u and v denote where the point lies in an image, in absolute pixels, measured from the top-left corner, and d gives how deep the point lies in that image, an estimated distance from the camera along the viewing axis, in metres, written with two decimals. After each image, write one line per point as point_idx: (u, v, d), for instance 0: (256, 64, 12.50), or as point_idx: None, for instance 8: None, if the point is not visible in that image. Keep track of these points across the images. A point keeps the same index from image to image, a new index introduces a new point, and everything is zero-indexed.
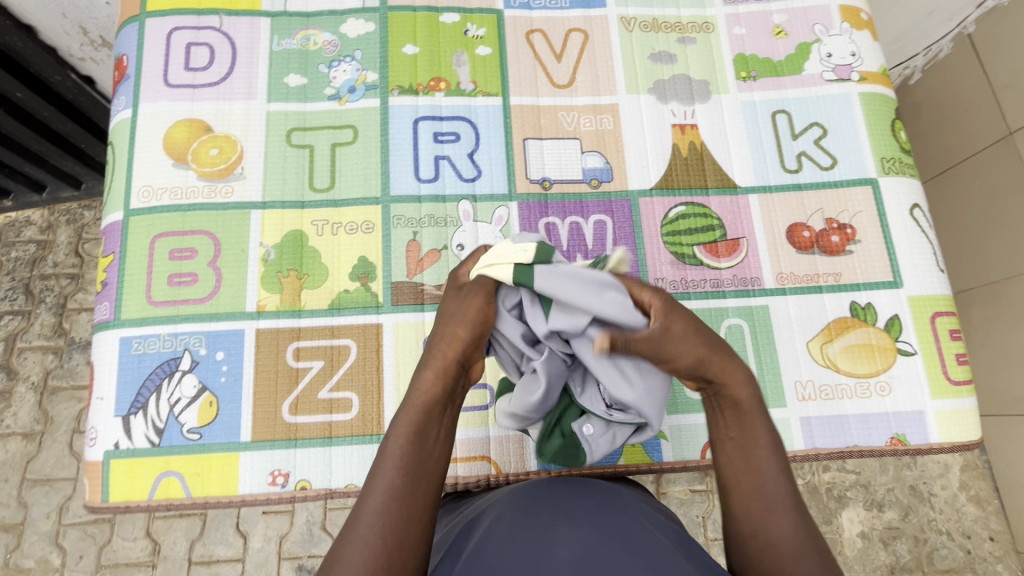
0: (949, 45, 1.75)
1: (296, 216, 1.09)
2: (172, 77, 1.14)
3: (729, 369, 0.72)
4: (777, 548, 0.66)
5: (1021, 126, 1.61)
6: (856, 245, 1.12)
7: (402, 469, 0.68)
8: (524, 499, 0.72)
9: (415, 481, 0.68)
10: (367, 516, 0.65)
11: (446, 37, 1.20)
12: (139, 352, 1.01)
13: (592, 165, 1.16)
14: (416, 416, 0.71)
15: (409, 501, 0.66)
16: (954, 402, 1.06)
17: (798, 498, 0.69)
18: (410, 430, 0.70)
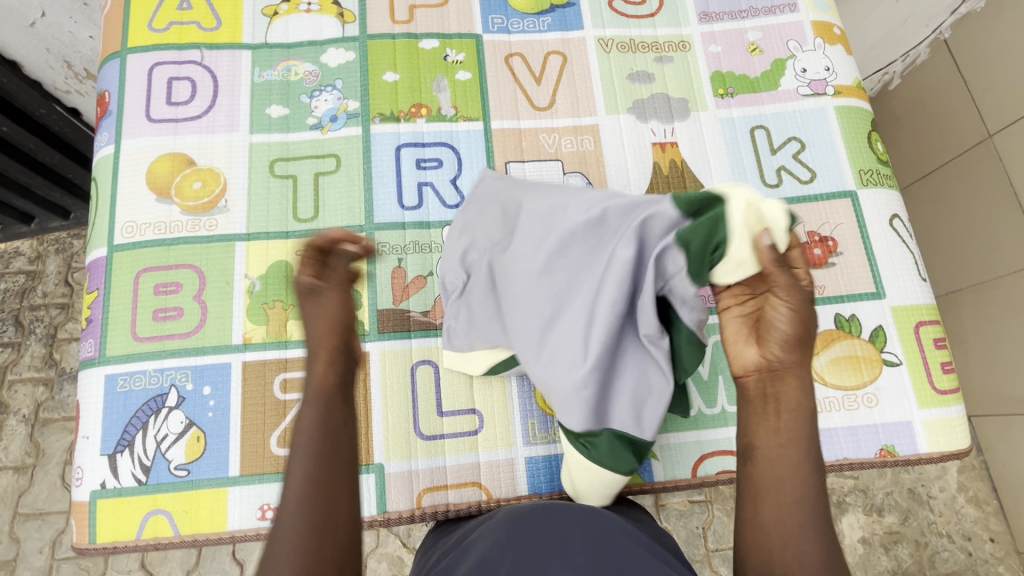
0: (926, 51, 1.78)
1: (281, 246, 1.09)
2: (154, 112, 1.14)
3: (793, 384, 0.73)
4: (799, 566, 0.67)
5: (1000, 129, 1.63)
6: (839, 257, 1.13)
7: (306, 446, 0.74)
8: (507, 532, 0.71)
9: (322, 456, 0.73)
10: (289, 498, 0.70)
11: (426, 64, 1.21)
12: (125, 389, 1.01)
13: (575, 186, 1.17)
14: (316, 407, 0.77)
15: (319, 477, 0.72)
16: (941, 411, 1.06)
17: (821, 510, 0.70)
18: (310, 416, 0.76)
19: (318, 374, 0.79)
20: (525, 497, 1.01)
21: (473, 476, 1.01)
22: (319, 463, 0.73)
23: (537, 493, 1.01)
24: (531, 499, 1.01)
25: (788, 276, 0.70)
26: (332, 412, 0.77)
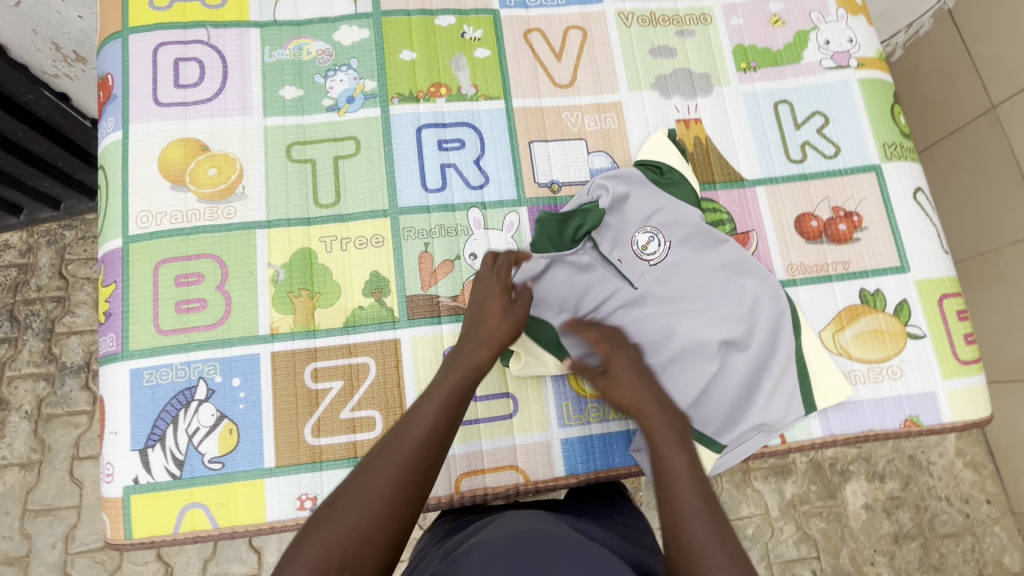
0: (929, 21, 1.77)
1: (303, 233, 1.07)
2: (162, 95, 1.10)
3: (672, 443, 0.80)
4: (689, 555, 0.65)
5: (1004, 100, 1.63)
6: (864, 232, 1.13)
7: (408, 433, 0.72)
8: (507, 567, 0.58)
9: (436, 444, 0.73)
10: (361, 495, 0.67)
11: (443, 41, 1.17)
12: (152, 384, 0.99)
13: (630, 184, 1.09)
14: (437, 396, 0.78)
15: (404, 483, 0.68)
16: (963, 381, 1.08)
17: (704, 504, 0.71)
18: (437, 397, 0.77)
19: (492, 323, 0.89)
20: (562, 478, 1.01)
21: (510, 459, 1.01)
22: (386, 452, 0.71)
23: (574, 473, 1.02)
24: (568, 480, 1.02)
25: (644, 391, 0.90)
26: (451, 417, 0.76)
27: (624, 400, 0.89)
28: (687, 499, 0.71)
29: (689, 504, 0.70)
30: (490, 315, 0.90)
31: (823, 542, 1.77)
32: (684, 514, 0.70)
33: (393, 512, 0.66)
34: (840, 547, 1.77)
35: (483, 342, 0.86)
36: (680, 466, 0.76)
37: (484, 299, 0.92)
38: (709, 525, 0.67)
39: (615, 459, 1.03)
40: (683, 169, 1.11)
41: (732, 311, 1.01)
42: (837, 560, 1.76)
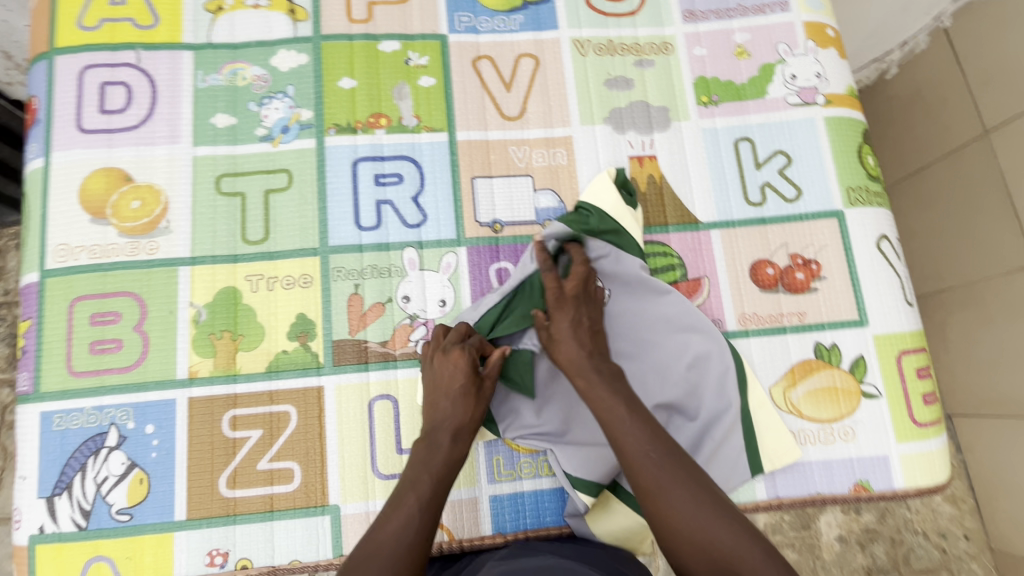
0: (925, 39, 1.70)
1: (229, 271, 1.02)
2: (86, 122, 1.05)
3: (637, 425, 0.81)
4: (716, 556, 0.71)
5: (997, 125, 1.57)
6: (822, 281, 1.07)
7: (420, 482, 0.82)
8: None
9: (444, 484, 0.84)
10: (389, 538, 0.76)
11: (386, 68, 1.11)
12: (62, 428, 0.94)
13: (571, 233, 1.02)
14: (442, 454, 0.86)
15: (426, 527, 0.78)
16: (919, 445, 1.02)
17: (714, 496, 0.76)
18: (444, 450, 0.86)
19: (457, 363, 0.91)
20: (488, 538, 0.97)
21: None
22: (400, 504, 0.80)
23: (501, 532, 0.98)
24: (495, 539, 0.97)
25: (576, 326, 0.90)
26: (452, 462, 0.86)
27: (563, 358, 0.88)
28: (697, 513, 0.74)
29: (676, 485, 0.76)
30: (454, 381, 0.89)
31: None
32: (674, 500, 0.75)
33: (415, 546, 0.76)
34: None
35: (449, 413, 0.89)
36: (647, 450, 0.79)
37: (438, 374, 0.91)
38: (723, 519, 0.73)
39: (546, 518, 0.98)
40: (623, 218, 1.03)
41: (672, 370, 0.98)
42: None
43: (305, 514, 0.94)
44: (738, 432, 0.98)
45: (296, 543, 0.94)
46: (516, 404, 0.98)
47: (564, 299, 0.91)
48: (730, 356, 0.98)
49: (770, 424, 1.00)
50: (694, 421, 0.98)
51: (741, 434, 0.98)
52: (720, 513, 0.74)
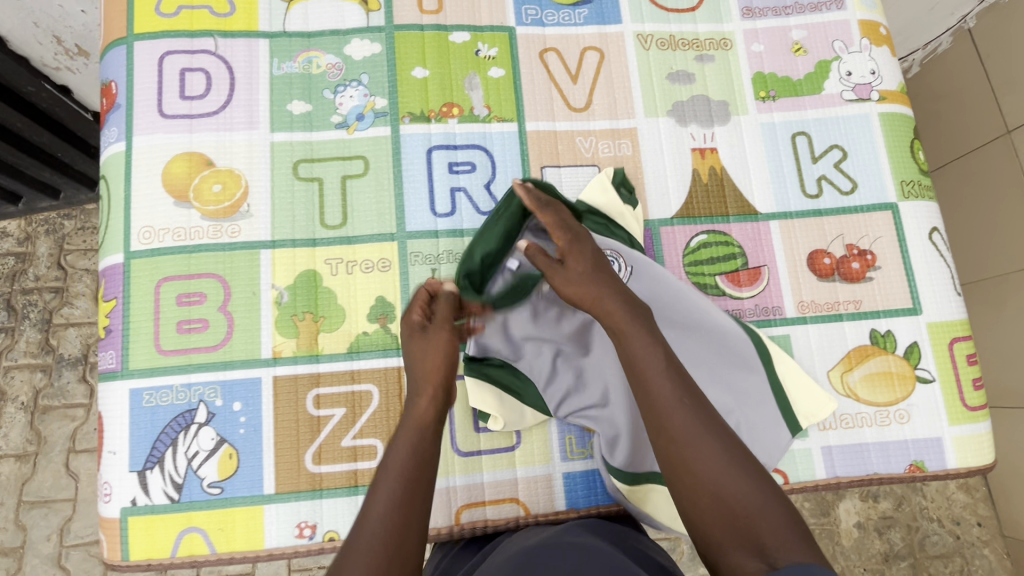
0: (948, 40, 1.74)
1: (309, 255, 1.05)
2: (167, 107, 1.07)
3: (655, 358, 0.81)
4: (732, 505, 0.74)
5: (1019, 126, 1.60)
6: (876, 271, 1.12)
7: (403, 446, 0.81)
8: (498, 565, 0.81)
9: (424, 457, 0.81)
10: (375, 509, 0.75)
11: (457, 59, 1.14)
12: (152, 405, 0.97)
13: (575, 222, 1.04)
14: (419, 417, 0.83)
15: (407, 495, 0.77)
16: (970, 427, 1.07)
17: (733, 448, 0.78)
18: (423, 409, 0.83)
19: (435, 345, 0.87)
20: (562, 513, 1.01)
21: (510, 493, 1.01)
22: (387, 477, 0.78)
23: (575, 508, 1.02)
24: (569, 514, 1.02)
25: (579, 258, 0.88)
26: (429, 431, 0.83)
27: (575, 291, 0.87)
28: (717, 466, 0.76)
29: (701, 438, 0.77)
30: (425, 356, 0.86)
31: None
32: (700, 454, 0.77)
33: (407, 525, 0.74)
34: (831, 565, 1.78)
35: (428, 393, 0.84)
36: (676, 399, 0.80)
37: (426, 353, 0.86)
38: (744, 471, 0.76)
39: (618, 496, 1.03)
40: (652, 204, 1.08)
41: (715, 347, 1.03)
42: None
43: None
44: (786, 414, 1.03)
45: None
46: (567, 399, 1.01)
47: (572, 236, 0.90)
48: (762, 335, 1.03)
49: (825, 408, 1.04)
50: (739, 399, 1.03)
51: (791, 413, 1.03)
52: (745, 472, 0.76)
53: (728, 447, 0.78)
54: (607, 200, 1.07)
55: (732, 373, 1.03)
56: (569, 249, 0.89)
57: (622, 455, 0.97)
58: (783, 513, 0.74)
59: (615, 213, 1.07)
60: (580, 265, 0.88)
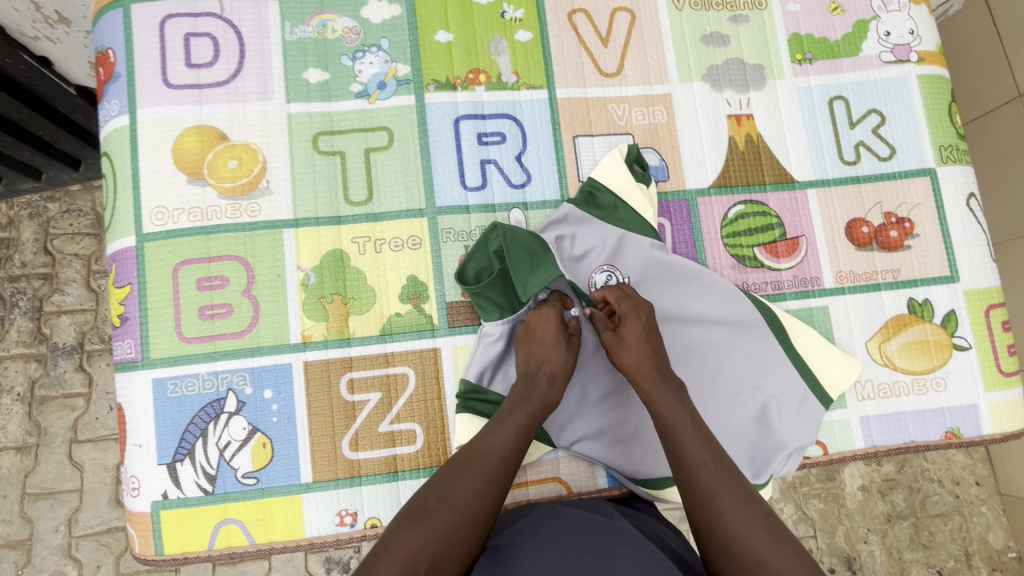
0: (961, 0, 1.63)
1: (334, 234, 0.99)
2: (173, 76, 0.99)
3: (698, 441, 0.82)
4: (749, 552, 0.73)
5: None
6: (914, 239, 1.10)
7: (485, 454, 0.81)
8: (539, 551, 0.74)
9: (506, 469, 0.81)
10: (448, 503, 0.75)
11: (481, 21, 1.07)
12: (177, 395, 0.93)
13: (571, 225, 1.01)
14: (513, 419, 0.86)
15: (487, 488, 0.78)
16: (1005, 394, 1.08)
17: (763, 512, 0.76)
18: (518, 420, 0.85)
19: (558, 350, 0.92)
20: (606, 490, 1.00)
21: (553, 472, 1.00)
22: (470, 461, 0.81)
23: (618, 485, 1.01)
24: (612, 492, 1.01)
25: (638, 338, 0.92)
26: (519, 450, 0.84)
27: (628, 362, 0.91)
28: (741, 520, 0.75)
29: (722, 473, 0.79)
30: (546, 352, 0.92)
31: (820, 522, 1.81)
32: (723, 497, 0.77)
33: (472, 522, 0.74)
34: (836, 526, 1.81)
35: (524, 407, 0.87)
36: (703, 461, 0.80)
37: (535, 345, 0.93)
38: (763, 529, 0.74)
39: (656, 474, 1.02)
40: (632, 193, 1.02)
41: (738, 334, 1.02)
42: (833, 539, 1.81)
43: (429, 473, 0.95)
44: (813, 401, 1.02)
45: None
46: (582, 418, 0.99)
47: (630, 305, 0.95)
48: (777, 322, 1.02)
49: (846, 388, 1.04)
50: (764, 391, 1.01)
51: (817, 401, 1.02)
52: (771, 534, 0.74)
53: (760, 513, 0.76)
54: (618, 180, 1.02)
55: (774, 346, 1.02)
56: (626, 317, 0.94)
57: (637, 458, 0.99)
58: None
59: (624, 192, 1.02)
60: (626, 328, 0.93)
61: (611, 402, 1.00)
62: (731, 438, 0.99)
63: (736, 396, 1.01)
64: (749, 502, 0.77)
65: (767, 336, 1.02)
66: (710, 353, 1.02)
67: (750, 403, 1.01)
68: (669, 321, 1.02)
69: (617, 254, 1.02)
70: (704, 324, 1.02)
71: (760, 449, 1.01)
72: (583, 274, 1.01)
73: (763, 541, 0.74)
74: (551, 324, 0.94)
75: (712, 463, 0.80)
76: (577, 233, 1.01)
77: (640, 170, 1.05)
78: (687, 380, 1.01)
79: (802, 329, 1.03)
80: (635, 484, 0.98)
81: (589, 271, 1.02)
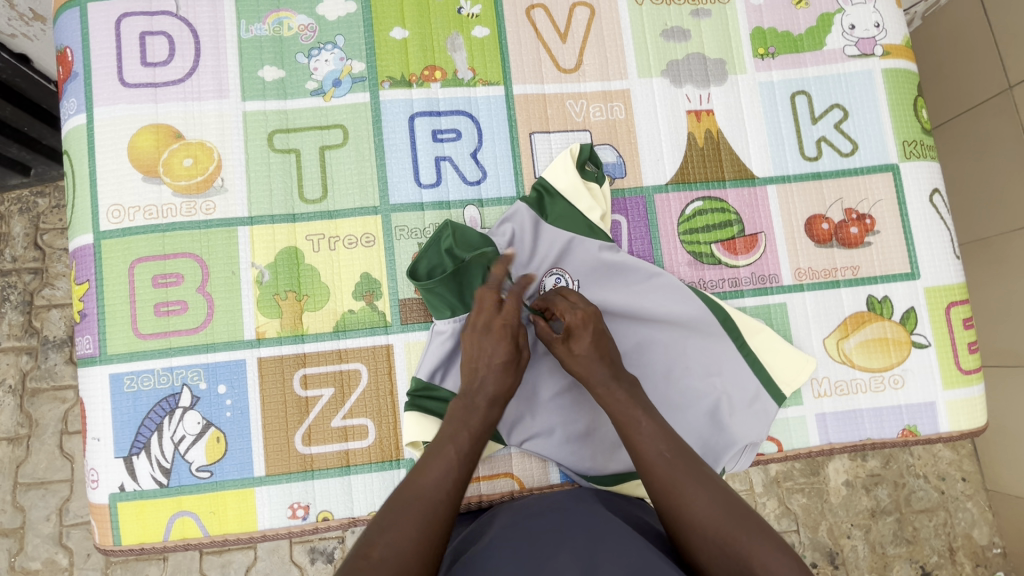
0: None
1: (289, 231, 1.00)
2: (128, 75, 1.00)
3: (655, 431, 0.83)
4: (712, 533, 0.73)
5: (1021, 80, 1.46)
6: (876, 236, 1.09)
7: (429, 465, 0.77)
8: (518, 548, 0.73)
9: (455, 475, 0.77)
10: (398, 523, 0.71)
11: (438, 18, 1.07)
12: (134, 390, 0.95)
13: (520, 224, 1.01)
14: (453, 424, 0.83)
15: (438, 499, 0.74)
16: (964, 391, 1.07)
17: (725, 493, 0.77)
18: (453, 426, 0.82)
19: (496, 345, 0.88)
20: (557, 485, 1.02)
21: (504, 467, 1.01)
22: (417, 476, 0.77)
23: (569, 480, 1.02)
24: (563, 487, 1.02)
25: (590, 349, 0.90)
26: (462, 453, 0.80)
27: (580, 373, 0.90)
28: (701, 502, 0.75)
29: (679, 461, 0.80)
30: (488, 350, 0.88)
31: (801, 517, 1.81)
32: (684, 482, 0.77)
33: (430, 534, 0.71)
34: (818, 522, 1.81)
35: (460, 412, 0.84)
36: (659, 450, 0.81)
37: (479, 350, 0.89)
38: (725, 509, 0.75)
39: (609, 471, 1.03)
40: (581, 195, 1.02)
41: (690, 331, 1.02)
42: (815, 534, 1.81)
43: (380, 468, 0.97)
44: (765, 397, 1.02)
45: (373, 495, 0.96)
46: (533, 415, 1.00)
47: (580, 318, 0.91)
48: (730, 319, 1.02)
49: (799, 383, 1.03)
50: (716, 388, 1.02)
51: (770, 398, 1.02)
52: (734, 514, 0.74)
53: (722, 494, 0.77)
54: (569, 180, 1.02)
55: (726, 343, 1.02)
56: (576, 330, 0.91)
57: (587, 456, 0.99)
58: (780, 548, 0.71)
59: (574, 194, 1.02)
60: (577, 342, 0.90)
61: (563, 398, 1.00)
62: (681, 435, 1.00)
63: (687, 394, 1.02)
64: (709, 484, 0.78)
65: (719, 333, 1.02)
66: (662, 351, 1.03)
67: (701, 400, 1.01)
68: (621, 318, 1.02)
69: (567, 255, 1.02)
70: (656, 322, 1.02)
71: (711, 445, 1.01)
72: (534, 276, 1.02)
73: (726, 522, 0.73)
74: (493, 323, 0.89)
75: (669, 448, 0.81)
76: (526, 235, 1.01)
77: (594, 169, 1.05)
78: (638, 376, 1.02)
79: (756, 326, 1.03)
80: (585, 480, 1.00)
81: (538, 275, 1.02)
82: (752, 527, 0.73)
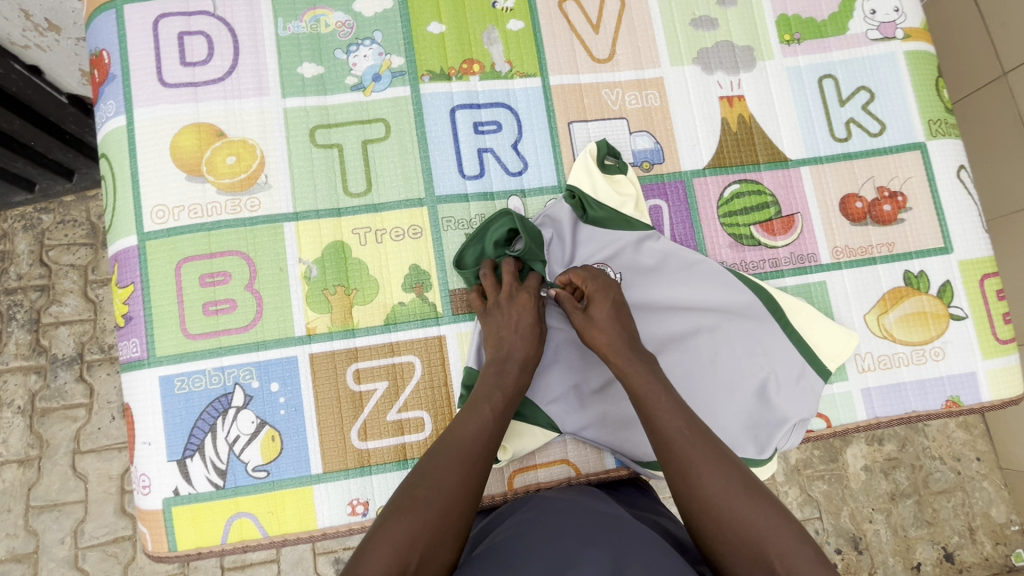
0: None
1: (334, 225, 1.00)
2: (168, 75, 0.99)
3: (674, 407, 0.82)
4: (727, 514, 0.72)
5: (1015, 66, 1.50)
6: (908, 213, 1.12)
7: (457, 450, 0.78)
8: (537, 546, 0.70)
9: (481, 454, 0.79)
10: (424, 495, 0.72)
11: (473, 12, 1.08)
12: (185, 392, 0.93)
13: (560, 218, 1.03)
14: (484, 407, 0.84)
15: (468, 474, 0.76)
16: (1001, 360, 1.09)
17: (741, 472, 0.76)
18: (483, 408, 0.84)
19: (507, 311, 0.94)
20: (613, 471, 1.01)
21: (560, 454, 1.01)
22: (447, 455, 0.77)
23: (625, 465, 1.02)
24: (620, 472, 1.02)
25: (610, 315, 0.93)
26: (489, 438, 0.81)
27: (600, 340, 0.91)
28: (716, 482, 0.74)
29: (696, 438, 0.78)
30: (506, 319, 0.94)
31: (824, 503, 1.82)
32: (701, 460, 0.76)
33: (456, 508, 0.72)
34: (841, 507, 1.83)
35: (484, 399, 0.85)
36: (677, 426, 0.80)
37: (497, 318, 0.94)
38: (742, 489, 0.74)
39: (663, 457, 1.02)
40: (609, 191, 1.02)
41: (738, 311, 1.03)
42: (838, 519, 1.82)
43: None
44: (811, 374, 1.03)
45: None
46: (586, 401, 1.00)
47: (600, 287, 0.95)
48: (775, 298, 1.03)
49: (842, 359, 1.04)
50: (761, 369, 1.02)
51: (815, 375, 1.04)
52: (751, 496, 0.73)
53: (738, 474, 0.76)
54: (594, 182, 1.03)
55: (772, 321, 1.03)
56: (597, 298, 0.94)
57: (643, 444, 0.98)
58: (794, 531, 0.70)
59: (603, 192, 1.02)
60: (601, 311, 0.93)
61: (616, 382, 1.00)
62: (730, 416, 1.00)
63: (737, 374, 1.02)
64: (726, 462, 0.76)
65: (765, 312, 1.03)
66: (710, 332, 1.03)
67: (751, 380, 1.02)
68: (668, 301, 1.03)
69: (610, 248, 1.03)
70: (704, 303, 1.03)
71: (762, 425, 1.02)
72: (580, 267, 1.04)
73: (743, 507, 0.72)
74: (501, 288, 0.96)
75: (689, 424, 0.80)
76: (562, 232, 1.03)
77: (614, 163, 1.06)
78: (689, 358, 1.02)
79: (800, 304, 1.05)
80: (641, 466, 0.99)
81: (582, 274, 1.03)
82: (768, 508, 0.72)
